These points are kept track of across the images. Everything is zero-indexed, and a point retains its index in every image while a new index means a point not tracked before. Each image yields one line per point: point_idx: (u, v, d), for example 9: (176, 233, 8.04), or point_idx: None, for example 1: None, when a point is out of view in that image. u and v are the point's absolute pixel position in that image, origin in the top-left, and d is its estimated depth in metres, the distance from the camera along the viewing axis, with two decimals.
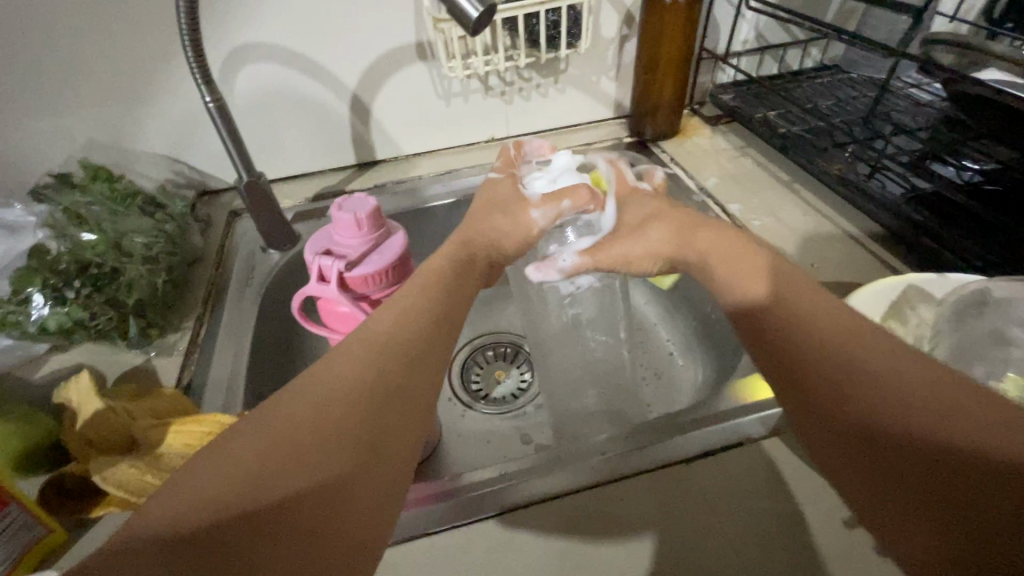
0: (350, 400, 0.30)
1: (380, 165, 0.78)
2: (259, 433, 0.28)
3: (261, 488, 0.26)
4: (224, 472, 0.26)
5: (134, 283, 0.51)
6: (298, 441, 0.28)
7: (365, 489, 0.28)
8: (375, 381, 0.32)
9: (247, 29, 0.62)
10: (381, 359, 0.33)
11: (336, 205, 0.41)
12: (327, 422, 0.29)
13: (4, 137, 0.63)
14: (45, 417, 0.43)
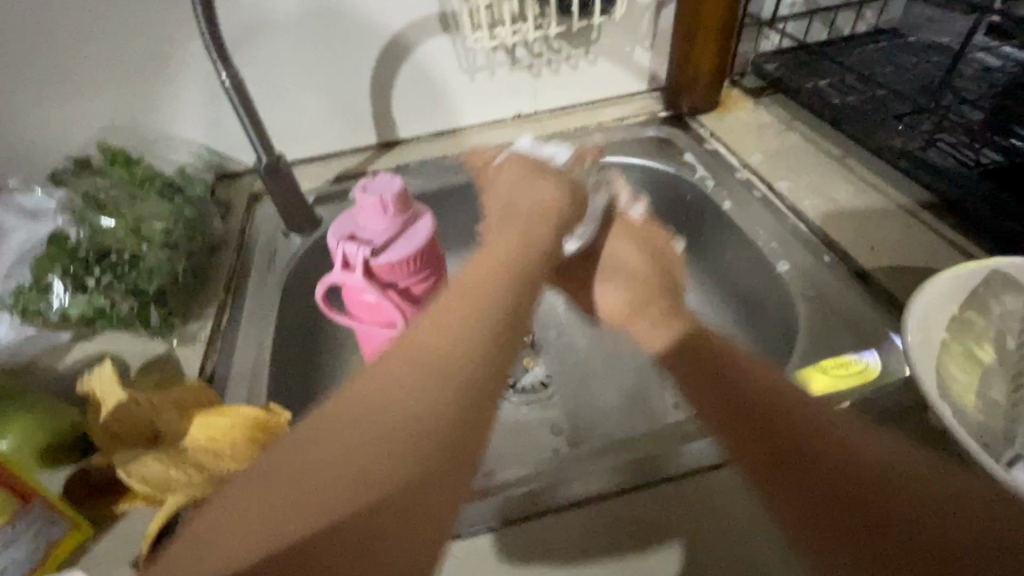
0: (413, 399, 0.28)
1: (402, 144, 0.74)
2: (320, 444, 0.26)
3: (325, 505, 0.24)
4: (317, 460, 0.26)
5: (154, 270, 0.49)
6: (362, 455, 0.25)
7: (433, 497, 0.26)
8: (442, 381, 0.29)
9: (265, 1, 0.59)
10: (445, 354, 0.30)
11: (360, 186, 0.38)
12: (390, 431, 0.26)
13: (22, 120, 0.61)
14: (68, 407, 0.42)
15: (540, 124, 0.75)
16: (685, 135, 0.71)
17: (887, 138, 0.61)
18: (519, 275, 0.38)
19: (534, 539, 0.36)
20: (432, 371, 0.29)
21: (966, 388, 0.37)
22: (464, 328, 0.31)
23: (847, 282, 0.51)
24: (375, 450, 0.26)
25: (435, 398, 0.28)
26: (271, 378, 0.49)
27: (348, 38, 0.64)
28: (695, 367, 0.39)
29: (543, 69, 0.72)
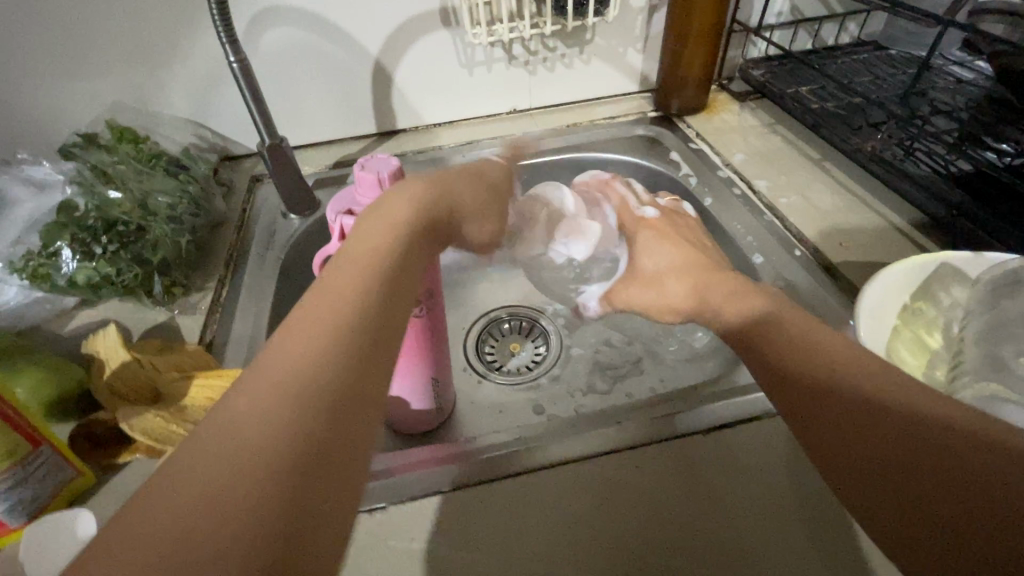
0: (322, 359, 0.26)
1: (401, 135, 0.77)
2: (227, 424, 0.22)
3: (253, 464, 0.21)
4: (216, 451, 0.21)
5: (159, 241, 0.52)
6: (288, 386, 0.24)
7: (346, 438, 0.24)
8: (353, 335, 0.28)
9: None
10: (355, 314, 0.29)
11: (359, 164, 0.41)
12: (304, 390, 0.24)
13: (34, 97, 0.64)
14: (74, 366, 0.45)
15: (534, 120, 0.78)
16: (672, 135, 0.74)
17: (863, 142, 0.64)
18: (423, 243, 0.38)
19: (510, 496, 0.39)
20: (343, 331, 0.28)
21: (914, 369, 0.40)
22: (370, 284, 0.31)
23: (816, 275, 0.54)
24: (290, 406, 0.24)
25: (340, 354, 0.26)
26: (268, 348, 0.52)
27: (352, 29, 0.66)
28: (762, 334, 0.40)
29: (538, 67, 0.74)
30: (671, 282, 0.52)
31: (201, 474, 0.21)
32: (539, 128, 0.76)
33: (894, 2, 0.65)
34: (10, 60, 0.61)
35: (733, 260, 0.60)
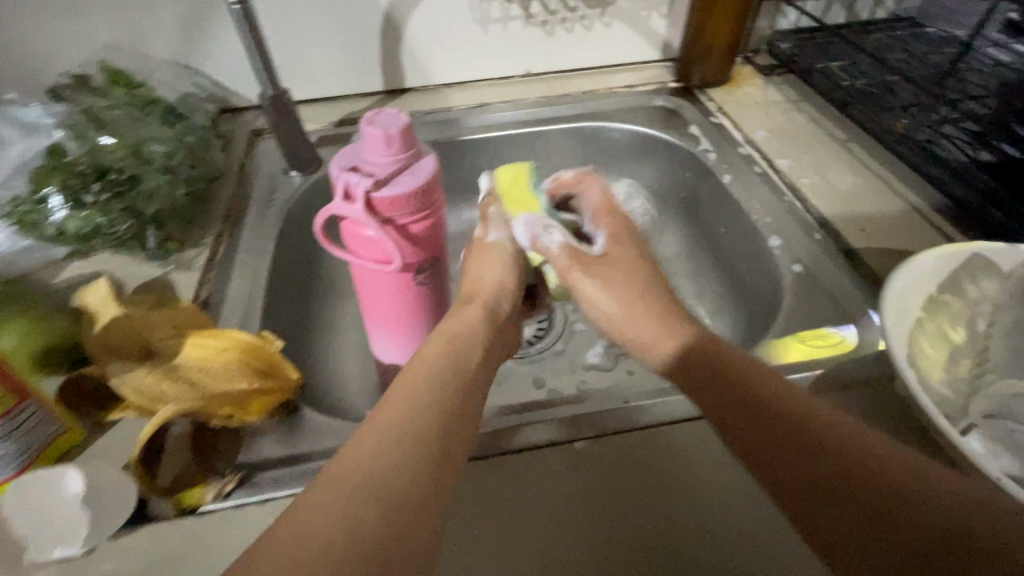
0: (399, 462, 0.30)
1: (409, 94, 0.74)
2: (315, 513, 0.28)
3: (365, 511, 0.28)
4: (332, 500, 0.28)
5: (154, 192, 0.49)
6: (387, 446, 0.31)
7: (437, 483, 0.31)
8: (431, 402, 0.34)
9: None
10: (416, 417, 0.33)
11: (366, 119, 0.38)
12: (384, 488, 0.29)
13: (22, 32, 0.60)
14: (63, 318, 0.43)
15: (549, 85, 0.74)
16: (693, 107, 0.71)
17: (893, 124, 0.61)
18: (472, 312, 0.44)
19: (511, 472, 0.38)
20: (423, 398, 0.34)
21: (935, 362, 0.39)
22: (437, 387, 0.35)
23: (835, 260, 0.52)
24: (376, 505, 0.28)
25: (404, 454, 0.31)
26: (265, 309, 0.50)
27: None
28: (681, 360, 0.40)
29: (556, 28, 0.71)
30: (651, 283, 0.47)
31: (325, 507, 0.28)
32: (554, 93, 0.73)
33: None
34: None
35: (748, 240, 0.58)
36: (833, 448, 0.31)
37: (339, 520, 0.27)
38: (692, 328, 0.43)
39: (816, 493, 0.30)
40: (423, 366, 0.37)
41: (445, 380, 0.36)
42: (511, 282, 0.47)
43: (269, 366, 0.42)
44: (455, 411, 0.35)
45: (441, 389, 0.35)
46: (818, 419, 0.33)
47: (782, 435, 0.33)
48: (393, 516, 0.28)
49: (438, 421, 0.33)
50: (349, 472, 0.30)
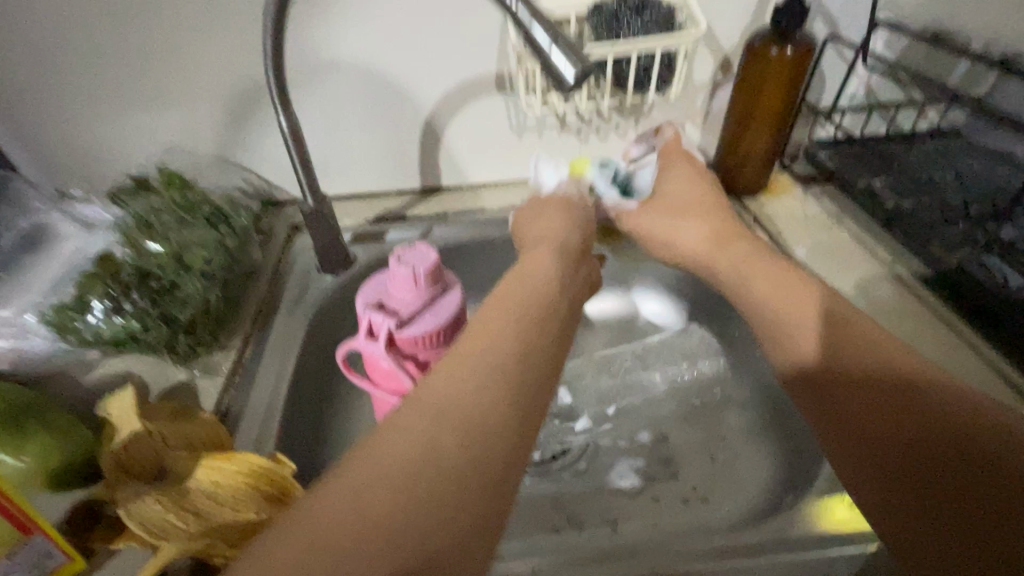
0: (457, 434, 0.32)
1: (444, 192, 0.76)
2: (372, 460, 0.30)
3: (420, 468, 0.30)
4: (387, 456, 0.30)
5: (190, 298, 0.51)
6: (454, 406, 0.33)
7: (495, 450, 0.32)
8: (503, 356, 0.36)
9: (330, 46, 0.61)
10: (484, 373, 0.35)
11: (396, 254, 0.39)
12: (430, 452, 0.31)
13: (97, 134, 0.66)
14: (82, 429, 0.43)
15: None
16: None
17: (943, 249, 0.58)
18: (546, 281, 0.45)
19: None
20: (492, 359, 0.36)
21: None
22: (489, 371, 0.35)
23: None
24: (431, 469, 0.30)
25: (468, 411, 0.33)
26: (283, 422, 0.50)
27: (402, 88, 0.65)
28: (861, 375, 0.40)
29: (592, 135, 0.72)
30: (678, 185, 0.63)
31: (383, 466, 0.30)
32: None
33: (969, 104, 0.58)
34: (81, 98, 0.63)
35: None
36: (972, 486, 0.33)
37: (396, 470, 0.30)
38: (783, 276, 0.50)
39: (922, 524, 0.34)
40: (498, 327, 0.38)
41: (523, 333, 0.39)
42: (569, 229, 0.55)
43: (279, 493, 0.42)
44: (531, 386, 0.36)
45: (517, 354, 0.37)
46: (926, 450, 0.35)
47: (924, 450, 0.35)
48: (449, 475, 0.30)
49: (504, 388, 0.35)
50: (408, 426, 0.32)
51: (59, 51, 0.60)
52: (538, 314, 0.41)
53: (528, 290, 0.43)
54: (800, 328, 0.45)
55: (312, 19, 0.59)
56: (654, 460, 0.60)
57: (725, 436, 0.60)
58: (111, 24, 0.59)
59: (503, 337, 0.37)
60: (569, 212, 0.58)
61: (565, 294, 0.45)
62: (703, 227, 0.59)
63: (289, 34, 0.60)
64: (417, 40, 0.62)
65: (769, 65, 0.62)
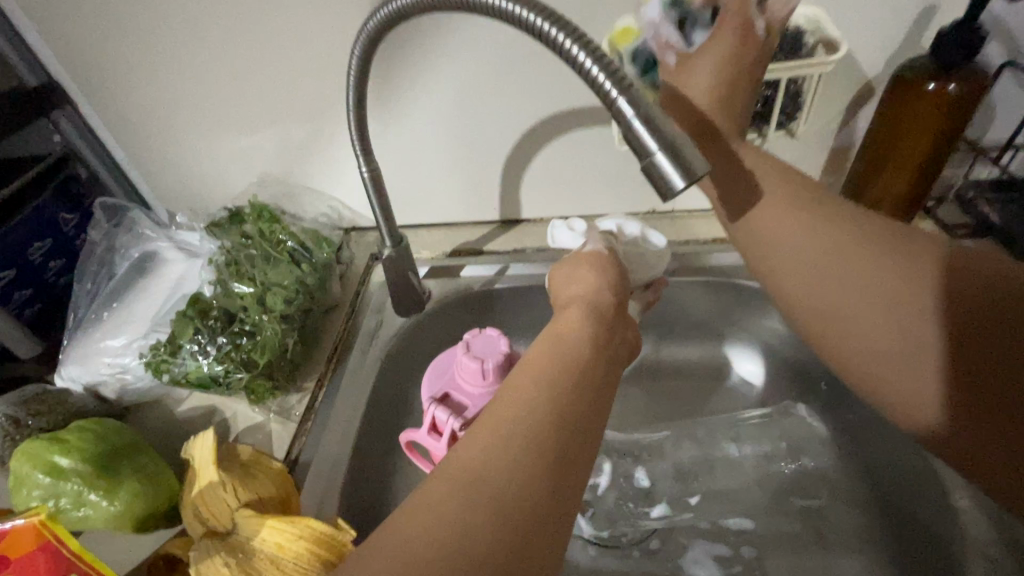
0: (491, 491, 0.25)
1: (524, 224, 0.72)
2: (395, 545, 0.23)
3: (456, 546, 0.23)
4: (405, 541, 0.23)
5: (267, 343, 0.51)
6: (491, 456, 0.26)
7: (552, 501, 0.25)
8: (542, 396, 0.28)
9: (417, 83, 0.59)
10: (526, 415, 0.28)
11: (464, 343, 0.36)
12: (465, 529, 0.24)
13: (201, 163, 0.70)
14: (169, 471, 0.46)
15: (675, 226, 0.68)
16: None
17: None
18: (585, 317, 0.37)
19: None
20: (529, 400, 0.28)
21: None
22: (527, 414, 0.27)
23: None
24: (491, 501, 0.24)
25: (511, 460, 0.26)
26: (349, 476, 0.49)
27: (487, 124, 0.63)
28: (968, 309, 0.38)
29: None
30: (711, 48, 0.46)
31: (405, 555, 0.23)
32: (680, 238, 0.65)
33: None
34: (187, 130, 0.67)
35: None
36: None
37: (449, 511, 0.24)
38: (849, 232, 0.43)
39: None
40: (532, 362, 0.31)
41: (562, 366, 0.31)
42: (613, 277, 0.44)
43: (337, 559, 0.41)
44: (582, 428, 0.28)
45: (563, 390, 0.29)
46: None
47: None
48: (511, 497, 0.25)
49: (553, 429, 0.27)
50: (434, 494, 0.25)
51: (169, 86, 0.63)
52: (584, 349, 0.33)
53: (565, 330, 0.35)
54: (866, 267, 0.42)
55: (397, 53, 0.57)
56: (741, 553, 0.53)
57: (829, 538, 0.52)
58: (216, 61, 0.61)
59: (523, 393, 0.28)
60: (603, 271, 0.44)
61: (609, 336, 0.36)
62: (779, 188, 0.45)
63: (373, 70, 0.59)
64: (505, 75, 0.59)
65: (920, 103, 0.52)
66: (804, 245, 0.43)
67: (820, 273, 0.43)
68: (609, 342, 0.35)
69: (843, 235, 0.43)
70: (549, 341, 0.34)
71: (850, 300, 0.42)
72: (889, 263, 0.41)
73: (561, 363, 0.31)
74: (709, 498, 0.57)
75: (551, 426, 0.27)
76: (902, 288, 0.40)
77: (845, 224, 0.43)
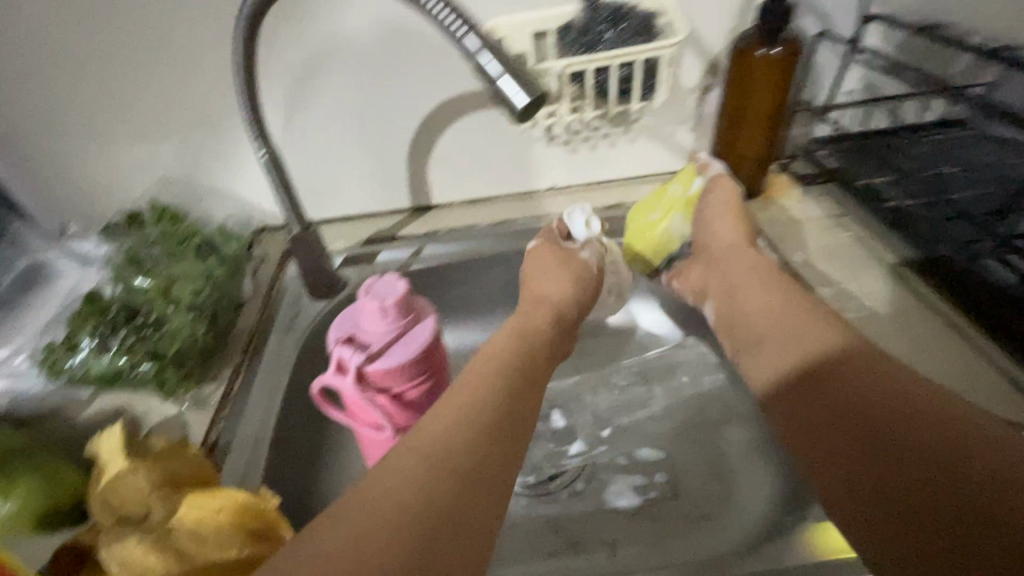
0: (408, 497, 0.33)
1: (435, 209, 0.75)
2: (329, 528, 0.32)
3: (368, 530, 0.31)
4: (347, 524, 0.32)
5: (175, 333, 0.51)
6: (418, 475, 0.34)
7: (449, 525, 0.33)
8: (471, 444, 0.37)
9: (305, 69, 0.62)
10: (455, 450, 0.36)
11: (365, 288, 0.39)
12: (375, 524, 0.32)
13: (88, 170, 0.67)
14: (73, 468, 0.44)
15: (575, 199, 0.74)
16: None
17: (954, 256, 0.56)
18: (533, 361, 0.48)
19: None
20: (461, 439, 0.37)
21: None
22: (456, 451, 0.36)
23: None
24: (402, 511, 0.32)
25: (428, 483, 0.34)
26: (270, 455, 0.50)
27: (378, 110, 0.66)
28: (835, 357, 0.43)
29: (581, 146, 0.70)
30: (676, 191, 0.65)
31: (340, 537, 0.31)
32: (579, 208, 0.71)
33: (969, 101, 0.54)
34: (69, 137, 0.64)
35: None
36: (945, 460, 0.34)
37: (392, 526, 0.32)
38: (766, 279, 0.54)
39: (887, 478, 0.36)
40: (471, 399, 0.40)
41: (494, 424, 0.39)
42: (582, 275, 0.60)
43: (260, 526, 0.41)
44: (495, 479, 0.36)
45: (492, 439, 0.38)
46: (919, 425, 0.36)
47: (898, 410, 0.38)
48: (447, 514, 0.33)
49: (471, 466, 0.36)
50: (368, 492, 0.33)
51: (45, 91, 0.61)
52: (519, 414, 0.41)
53: (510, 359, 0.46)
54: (771, 306, 0.50)
55: (283, 48, 0.60)
56: (655, 477, 0.58)
57: (728, 453, 0.58)
58: (95, 64, 0.60)
59: (456, 431, 0.37)
60: (580, 281, 0.60)
61: (539, 369, 0.48)
62: (714, 230, 0.61)
63: (261, 67, 0.61)
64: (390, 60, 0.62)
65: (756, 68, 0.61)
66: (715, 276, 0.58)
67: (750, 321, 0.51)
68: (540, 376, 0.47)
69: (745, 273, 0.56)
70: (493, 364, 0.45)
71: (753, 319, 0.51)
72: (777, 298, 0.51)
73: (500, 390, 0.42)
74: (625, 436, 0.61)
75: (469, 469, 0.36)
76: (796, 326, 0.47)
77: (764, 282, 0.54)
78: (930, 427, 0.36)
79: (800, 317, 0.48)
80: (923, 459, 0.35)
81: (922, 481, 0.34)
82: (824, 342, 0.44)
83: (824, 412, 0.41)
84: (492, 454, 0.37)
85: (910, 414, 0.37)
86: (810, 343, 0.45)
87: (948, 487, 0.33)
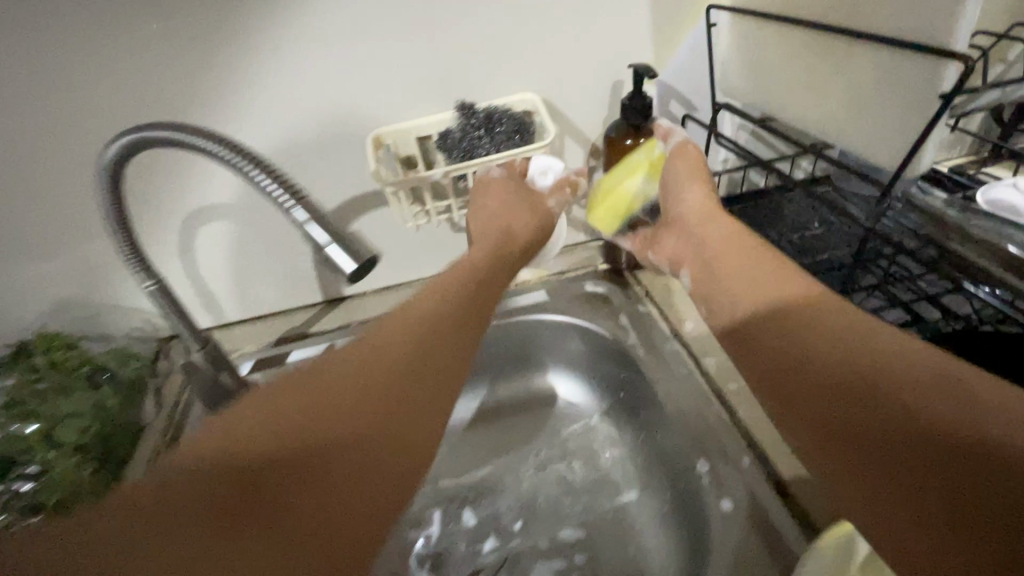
0: (239, 484, 0.34)
1: (347, 301, 0.76)
2: (162, 489, 0.33)
3: (193, 504, 0.32)
4: (173, 485, 0.33)
5: (53, 484, 0.49)
6: (254, 461, 0.35)
7: (273, 519, 0.33)
8: (325, 439, 0.37)
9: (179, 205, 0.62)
10: (299, 436, 0.36)
11: None
12: (189, 502, 0.32)
13: None
14: None
15: None
16: (622, 293, 0.71)
17: None
18: (440, 328, 0.45)
19: None
20: (314, 433, 0.37)
21: None
22: (306, 445, 0.36)
23: (768, 495, 0.47)
24: (224, 509, 0.32)
25: (252, 467, 0.34)
26: None
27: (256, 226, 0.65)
28: (814, 331, 0.40)
29: None
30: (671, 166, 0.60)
31: (167, 491, 0.33)
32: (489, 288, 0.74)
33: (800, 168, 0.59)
34: None
35: (682, 452, 0.55)
36: (906, 430, 0.32)
37: (198, 492, 0.33)
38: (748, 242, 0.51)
39: (865, 463, 0.33)
40: (340, 393, 0.39)
41: (362, 415, 0.38)
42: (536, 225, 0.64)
43: None
44: (336, 475, 0.36)
45: (348, 435, 0.37)
46: (882, 408, 0.34)
47: (858, 384, 0.35)
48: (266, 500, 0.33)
49: (325, 445, 0.36)
50: (205, 462, 0.34)
51: None
52: (393, 406, 0.40)
53: (422, 324, 0.45)
54: (764, 282, 0.45)
55: (159, 176, 0.60)
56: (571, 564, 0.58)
57: (639, 529, 0.59)
58: None
59: (307, 425, 0.37)
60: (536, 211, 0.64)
61: (448, 307, 0.48)
62: (693, 189, 0.57)
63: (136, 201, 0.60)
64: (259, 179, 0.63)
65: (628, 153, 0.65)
66: (692, 206, 0.57)
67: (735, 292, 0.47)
68: (460, 336, 0.46)
69: (690, 249, 0.55)
70: (376, 354, 0.42)
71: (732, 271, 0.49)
72: (760, 266, 0.47)
73: (354, 393, 0.39)
74: (541, 522, 0.61)
75: (306, 462, 0.35)
76: (776, 288, 0.44)
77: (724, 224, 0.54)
78: (903, 394, 0.33)
79: (777, 287, 0.44)
80: (915, 441, 0.32)
81: (925, 459, 0.31)
82: (801, 316, 0.41)
83: (806, 404, 0.38)
84: (327, 435, 0.37)
85: (873, 392, 0.35)
86: (785, 316, 0.42)
87: (925, 460, 0.31)
